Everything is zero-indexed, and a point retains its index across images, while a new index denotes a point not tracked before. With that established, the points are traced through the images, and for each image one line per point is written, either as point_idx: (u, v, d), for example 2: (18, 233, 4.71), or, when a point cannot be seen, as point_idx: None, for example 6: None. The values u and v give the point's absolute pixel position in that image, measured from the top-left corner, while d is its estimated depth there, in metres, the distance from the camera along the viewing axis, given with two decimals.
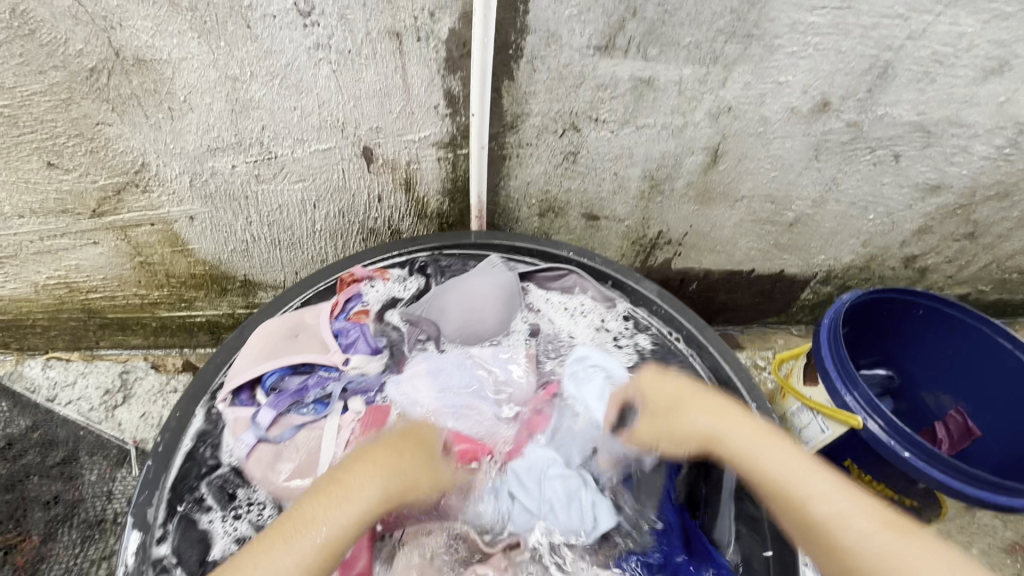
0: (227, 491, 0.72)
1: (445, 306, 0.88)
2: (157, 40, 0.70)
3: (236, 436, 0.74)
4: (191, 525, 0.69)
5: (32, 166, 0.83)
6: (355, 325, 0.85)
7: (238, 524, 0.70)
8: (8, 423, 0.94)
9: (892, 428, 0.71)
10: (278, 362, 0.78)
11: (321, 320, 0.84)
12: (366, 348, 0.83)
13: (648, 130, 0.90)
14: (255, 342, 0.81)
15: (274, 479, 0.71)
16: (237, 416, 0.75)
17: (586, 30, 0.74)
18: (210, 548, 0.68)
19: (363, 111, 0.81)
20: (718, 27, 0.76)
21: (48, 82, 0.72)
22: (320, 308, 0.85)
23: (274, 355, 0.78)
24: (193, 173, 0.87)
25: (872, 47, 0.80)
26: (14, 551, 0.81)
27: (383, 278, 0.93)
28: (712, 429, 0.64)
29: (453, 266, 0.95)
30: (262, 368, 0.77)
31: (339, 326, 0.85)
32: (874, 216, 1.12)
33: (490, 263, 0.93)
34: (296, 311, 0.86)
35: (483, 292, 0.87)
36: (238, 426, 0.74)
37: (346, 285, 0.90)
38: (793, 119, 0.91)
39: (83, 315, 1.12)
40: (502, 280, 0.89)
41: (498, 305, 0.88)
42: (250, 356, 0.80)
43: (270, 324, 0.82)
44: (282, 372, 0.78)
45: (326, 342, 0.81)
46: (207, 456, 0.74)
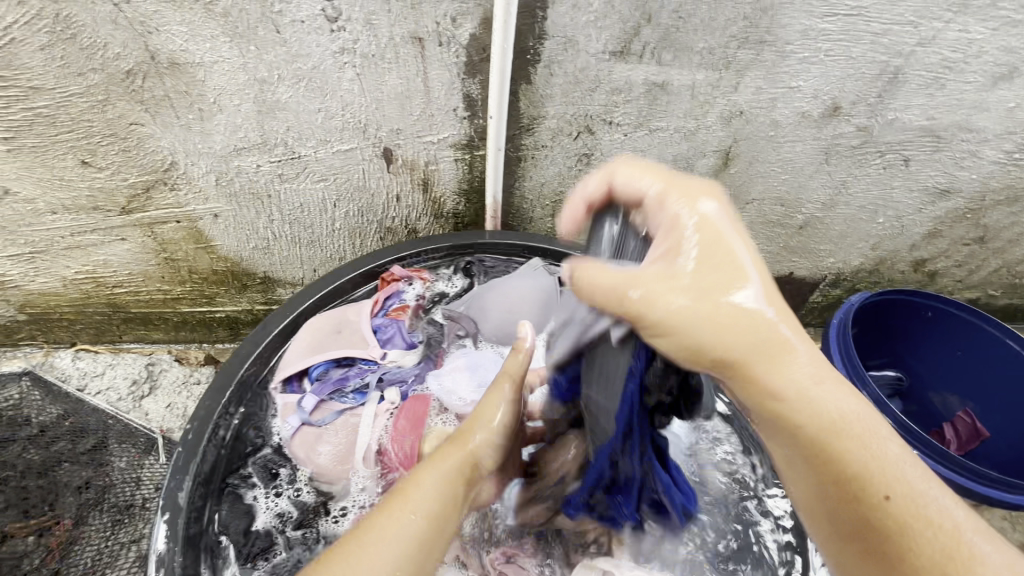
0: (270, 470, 0.80)
1: (484, 305, 0.92)
2: (191, 44, 0.73)
3: (284, 418, 0.82)
4: (238, 499, 0.76)
5: (67, 164, 0.86)
6: (392, 322, 0.93)
7: (279, 500, 0.77)
8: (38, 412, 0.90)
9: (899, 427, 0.73)
10: (324, 356, 0.85)
11: (362, 318, 0.91)
12: (402, 344, 0.92)
13: (661, 133, 0.92)
14: (302, 337, 0.86)
15: (315, 459, 0.78)
16: (286, 401, 0.83)
17: (602, 36, 0.76)
18: (254, 519, 0.75)
19: (385, 113, 0.84)
20: (732, 33, 0.78)
21: (86, 84, 0.76)
22: (362, 306, 0.92)
23: (321, 348, 0.85)
24: (219, 172, 0.90)
25: (882, 53, 0.82)
26: (47, 534, 0.79)
27: (422, 278, 0.98)
28: (746, 339, 0.47)
29: (496, 268, 1.01)
30: (309, 360, 0.84)
31: (378, 323, 0.92)
32: (884, 220, 1.14)
33: (531, 267, 0.96)
34: (340, 307, 0.91)
35: (519, 294, 0.91)
36: (286, 410, 0.82)
37: (387, 283, 0.95)
38: (804, 123, 0.92)
39: (109, 310, 1.16)
40: (540, 283, 0.92)
41: (535, 306, 0.91)
42: (296, 348, 0.86)
43: (317, 320, 0.87)
44: (326, 366, 0.86)
45: (367, 338, 0.90)
46: (252, 437, 0.81)
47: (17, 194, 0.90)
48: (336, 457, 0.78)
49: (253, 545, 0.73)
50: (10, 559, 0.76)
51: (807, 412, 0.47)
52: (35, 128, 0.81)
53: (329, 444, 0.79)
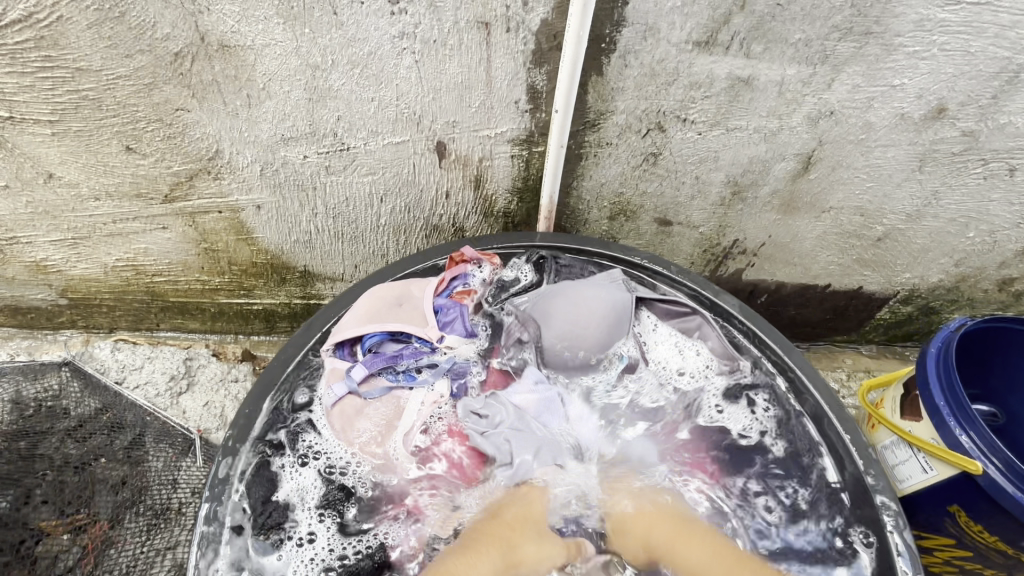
0: (297, 437, 0.75)
1: (551, 311, 0.83)
2: (243, 26, 0.68)
3: (328, 384, 0.78)
4: (265, 466, 0.72)
5: (111, 149, 0.83)
6: (456, 304, 0.86)
7: (305, 472, 0.73)
8: (77, 404, 0.87)
9: (1015, 475, 0.64)
10: (380, 327, 0.80)
11: (426, 294, 0.84)
12: (462, 330, 0.85)
13: (739, 133, 0.84)
14: (362, 303, 0.83)
15: (354, 436, 0.74)
16: (334, 366, 0.78)
17: (687, 23, 0.69)
18: (276, 489, 0.71)
19: (441, 104, 0.78)
20: (835, 23, 0.69)
21: (133, 66, 0.72)
22: (428, 282, 0.86)
23: (378, 318, 0.81)
24: (265, 162, 0.85)
25: (1006, 49, 0.72)
26: (80, 532, 0.75)
27: (491, 262, 0.90)
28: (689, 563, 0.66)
29: (572, 269, 0.91)
30: (363, 328, 0.80)
31: (440, 302, 0.86)
32: (975, 234, 1.03)
33: (609, 276, 0.87)
34: (404, 279, 0.87)
35: (591, 304, 0.83)
36: (334, 375, 0.78)
37: (456, 263, 0.89)
38: (901, 126, 0.83)
39: (147, 298, 1.14)
40: (616, 301, 0.84)
41: (605, 328, 0.83)
42: (355, 313, 0.82)
43: (381, 288, 0.84)
44: (380, 338, 0.81)
45: (426, 316, 0.83)
46: (287, 406, 0.76)
47: (60, 178, 0.87)
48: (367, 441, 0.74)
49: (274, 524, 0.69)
50: (45, 557, 0.72)
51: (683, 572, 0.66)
52: (80, 111, 0.77)
53: (364, 428, 0.75)
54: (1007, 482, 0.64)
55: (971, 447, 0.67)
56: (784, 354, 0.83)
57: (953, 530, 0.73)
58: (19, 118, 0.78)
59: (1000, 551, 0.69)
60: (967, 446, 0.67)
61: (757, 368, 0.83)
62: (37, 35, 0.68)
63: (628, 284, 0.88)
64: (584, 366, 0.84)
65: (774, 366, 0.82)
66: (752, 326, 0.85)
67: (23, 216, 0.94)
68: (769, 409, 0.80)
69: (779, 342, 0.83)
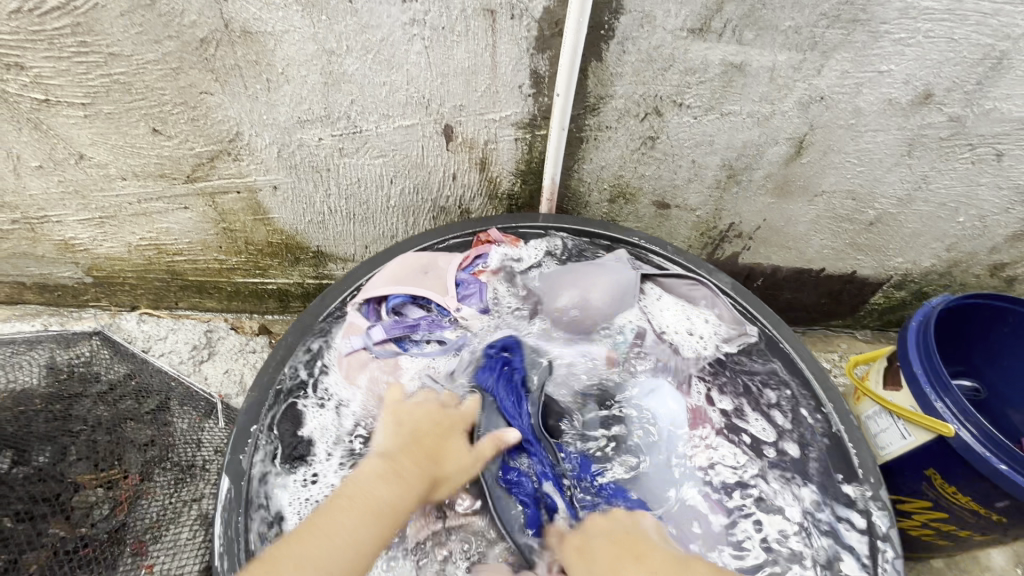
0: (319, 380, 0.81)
1: (558, 285, 0.89)
2: (264, 13, 0.72)
3: (347, 336, 0.84)
4: (291, 406, 0.79)
5: (139, 131, 0.88)
6: (475, 280, 0.90)
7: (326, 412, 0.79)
8: (107, 370, 0.95)
9: (987, 437, 0.68)
10: (403, 289, 0.85)
11: (450, 267, 0.89)
12: (479, 305, 0.89)
13: (733, 118, 0.87)
14: (390, 269, 0.88)
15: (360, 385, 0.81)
16: (356, 321, 0.85)
17: (682, 11, 0.73)
18: (301, 425, 0.78)
19: (449, 88, 0.82)
20: (823, 11, 0.73)
21: (162, 51, 0.77)
22: (454, 256, 0.91)
23: (402, 281, 0.86)
24: (282, 144, 0.90)
25: (988, 36, 0.75)
26: (114, 486, 0.80)
27: (513, 245, 0.94)
28: None
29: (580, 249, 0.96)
30: (388, 289, 0.85)
31: (462, 277, 0.90)
32: (965, 219, 1.06)
33: (615, 257, 0.92)
34: (434, 253, 0.92)
35: (597, 281, 0.88)
36: (352, 330, 0.84)
37: (481, 243, 0.94)
38: (890, 111, 0.86)
39: (167, 277, 1.19)
40: (622, 276, 0.88)
41: (607, 300, 0.87)
42: (382, 276, 0.88)
43: (407, 258, 0.89)
44: (403, 300, 0.86)
45: (447, 287, 0.88)
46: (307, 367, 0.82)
47: (90, 159, 0.93)
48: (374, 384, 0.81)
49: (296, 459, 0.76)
50: (81, 508, 0.76)
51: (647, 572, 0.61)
52: (111, 94, 0.83)
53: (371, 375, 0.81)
54: (979, 444, 0.68)
55: (945, 412, 0.71)
56: (773, 328, 0.87)
57: (931, 491, 0.77)
58: (53, 101, 0.83)
59: (977, 512, 0.73)
60: (942, 412, 0.71)
61: (755, 346, 0.86)
62: (74, 22, 0.73)
63: (633, 263, 0.93)
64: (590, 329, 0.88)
65: (775, 343, 0.86)
66: (743, 302, 0.90)
67: (54, 195, 0.99)
68: (767, 386, 0.83)
69: (767, 317, 0.88)
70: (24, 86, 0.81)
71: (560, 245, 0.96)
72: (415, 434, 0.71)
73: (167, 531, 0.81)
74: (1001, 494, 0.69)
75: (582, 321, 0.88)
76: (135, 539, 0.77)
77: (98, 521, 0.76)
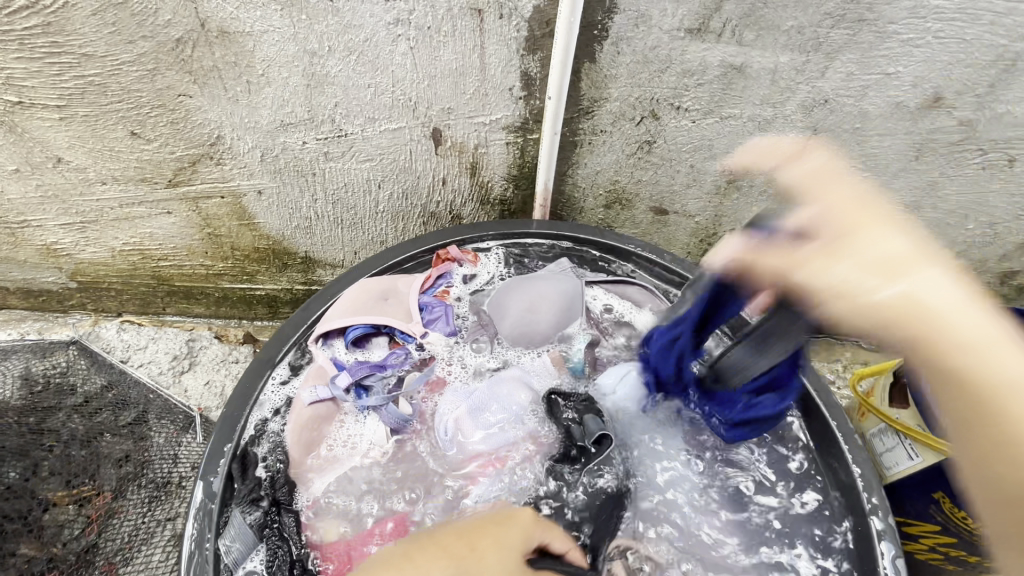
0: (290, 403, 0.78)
1: (503, 307, 0.86)
2: (241, 12, 0.69)
3: (311, 382, 0.78)
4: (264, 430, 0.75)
5: (117, 134, 0.85)
6: (439, 303, 0.87)
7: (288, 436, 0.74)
8: (83, 381, 0.91)
9: None
10: (363, 320, 0.81)
11: (411, 290, 0.86)
12: (445, 328, 0.85)
13: (733, 121, 0.84)
14: (349, 295, 0.84)
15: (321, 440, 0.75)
16: (319, 367, 0.79)
17: (678, 11, 0.69)
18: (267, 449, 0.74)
19: (436, 90, 0.79)
20: (827, 10, 0.69)
21: (137, 52, 0.74)
22: (414, 278, 0.87)
23: (364, 311, 0.82)
24: (265, 148, 0.87)
25: (1002, 36, 0.72)
26: (85, 504, 0.77)
27: (472, 261, 0.91)
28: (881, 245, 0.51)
29: (533, 260, 0.93)
30: (348, 320, 0.81)
31: (424, 300, 0.87)
32: (976, 226, 1.02)
33: (558, 267, 0.90)
34: (391, 275, 0.88)
35: (544, 294, 0.85)
36: (319, 377, 0.78)
37: (441, 261, 0.90)
38: (897, 115, 0.83)
39: (153, 282, 1.17)
40: (566, 288, 0.86)
41: (556, 312, 0.85)
42: (342, 304, 0.83)
43: (365, 283, 0.85)
44: (364, 330, 0.81)
45: (410, 312, 0.85)
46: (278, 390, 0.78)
47: (68, 163, 0.90)
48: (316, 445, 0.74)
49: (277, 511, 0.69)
50: (52, 526, 0.74)
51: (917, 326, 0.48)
52: (86, 96, 0.80)
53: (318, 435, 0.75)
54: None
55: None
56: None
57: (942, 516, 0.74)
58: (27, 104, 0.80)
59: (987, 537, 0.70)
60: None
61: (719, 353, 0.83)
62: (43, 21, 0.70)
63: (576, 271, 0.91)
64: (543, 342, 0.85)
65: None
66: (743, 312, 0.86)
67: (33, 200, 0.97)
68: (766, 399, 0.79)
69: None
70: None
71: (534, 258, 0.93)
72: (443, 533, 0.58)
73: (138, 553, 0.78)
74: None
75: (537, 337, 0.85)
76: (104, 561, 0.75)
77: (69, 540, 0.74)
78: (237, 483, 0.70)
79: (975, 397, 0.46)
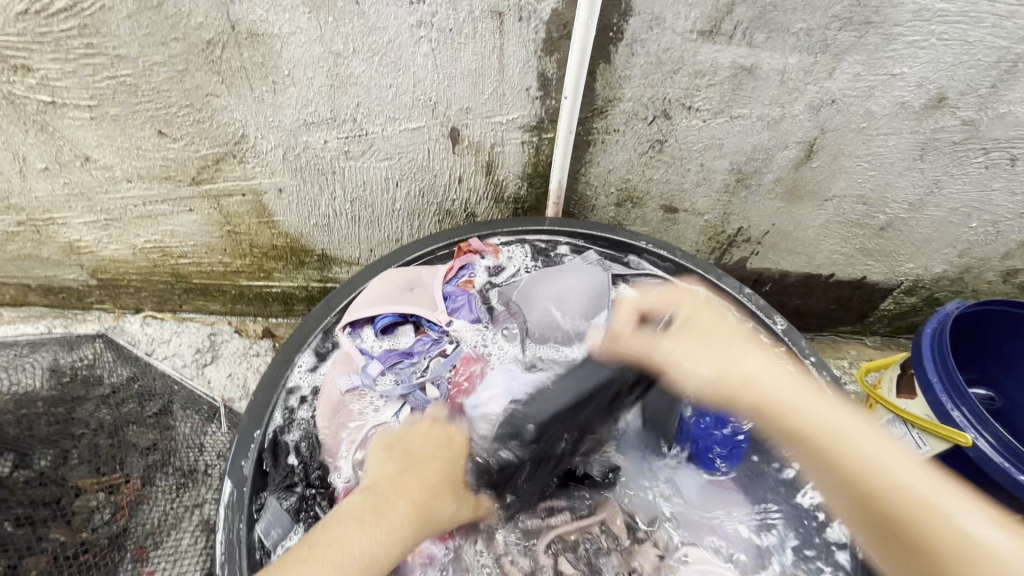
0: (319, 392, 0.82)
1: (532, 298, 0.89)
2: (271, 15, 0.72)
3: (343, 368, 0.81)
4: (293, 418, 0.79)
5: (145, 133, 0.88)
6: (463, 292, 0.89)
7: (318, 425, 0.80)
8: (110, 373, 0.94)
9: (1005, 447, 0.66)
10: (391, 308, 0.83)
11: (436, 281, 0.89)
12: (469, 316, 0.88)
13: (742, 121, 0.86)
14: (374, 287, 0.86)
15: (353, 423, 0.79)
16: (348, 352, 0.82)
17: (691, 14, 0.72)
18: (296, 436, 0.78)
19: (455, 91, 0.82)
20: (835, 13, 0.72)
21: (168, 53, 0.77)
22: (438, 270, 0.90)
23: (390, 300, 0.84)
24: (287, 147, 0.90)
25: (1003, 38, 0.74)
26: (115, 491, 0.80)
27: (494, 255, 0.94)
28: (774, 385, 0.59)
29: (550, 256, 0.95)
30: (375, 310, 0.83)
31: (449, 290, 0.89)
32: (978, 224, 1.04)
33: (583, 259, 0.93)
34: (415, 266, 0.91)
35: (571, 284, 0.88)
36: (348, 363, 0.82)
37: (463, 253, 0.92)
38: (902, 114, 0.85)
39: (172, 280, 1.19)
40: (593, 279, 0.89)
41: (583, 302, 0.87)
42: (367, 296, 0.85)
43: (391, 273, 0.88)
44: (391, 319, 0.84)
45: (435, 301, 0.87)
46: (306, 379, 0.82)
47: (96, 161, 0.92)
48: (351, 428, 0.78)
49: (310, 495, 0.75)
50: (83, 512, 0.77)
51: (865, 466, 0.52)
52: (117, 96, 0.82)
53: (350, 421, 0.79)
54: (997, 455, 0.66)
55: (962, 421, 0.69)
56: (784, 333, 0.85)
57: None
58: (59, 103, 0.83)
59: None
60: (959, 421, 0.69)
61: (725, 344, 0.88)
62: (80, 24, 0.73)
63: (603, 263, 0.93)
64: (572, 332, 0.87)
65: None
66: (753, 307, 0.88)
67: (59, 197, 0.99)
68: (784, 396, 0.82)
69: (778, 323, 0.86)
70: (31, 88, 0.81)
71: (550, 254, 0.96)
72: (399, 474, 0.65)
73: (168, 536, 0.80)
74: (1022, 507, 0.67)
75: (566, 328, 0.87)
76: (135, 545, 0.77)
77: (99, 525, 0.77)
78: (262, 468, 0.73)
79: (870, 497, 0.51)
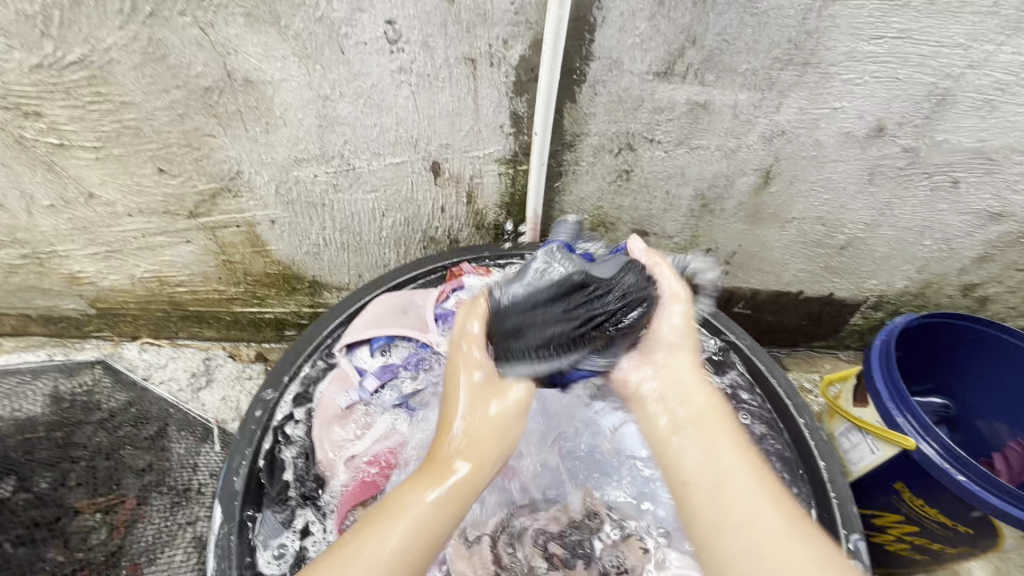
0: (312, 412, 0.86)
1: None
2: (264, 64, 0.79)
3: (339, 386, 0.86)
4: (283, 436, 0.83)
5: (145, 171, 0.94)
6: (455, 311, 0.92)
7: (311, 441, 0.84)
8: (108, 399, 0.99)
9: (947, 452, 0.71)
10: (386, 330, 0.89)
11: (428, 302, 0.93)
12: None
13: (702, 151, 0.93)
14: (371, 309, 0.92)
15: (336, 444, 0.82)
16: (343, 373, 0.87)
17: (646, 57, 0.79)
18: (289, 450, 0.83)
19: (435, 128, 0.89)
20: (775, 56, 0.80)
21: (169, 99, 0.83)
22: (430, 292, 0.95)
23: (385, 322, 0.89)
24: (280, 181, 0.96)
25: (930, 75, 0.82)
26: (112, 511, 0.85)
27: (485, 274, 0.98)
28: (724, 502, 0.54)
29: None
30: (371, 331, 0.88)
31: (441, 310, 0.92)
32: (932, 242, 1.11)
33: None
34: (409, 290, 0.96)
35: None
36: (342, 383, 0.87)
37: (455, 277, 0.98)
38: (848, 143, 0.92)
39: (168, 307, 1.24)
40: None
41: None
42: (364, 317, 0.91)
43: (387, 298, 0.93)
44: (385, 340, 0.89)
45: (427, 323, 0.91)
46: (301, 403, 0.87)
47: (99, 197, 0.98)
48: (339, 445, 0.82)
49: (302, 507, 0.79)
50: (80, 532, 0.82)
51: (714, 501, 0.54)
52: (121, 138, 0.89)
53: (338, 435, 0.83)
54: (940, 459, 0.72)
55: (907, 427, 0.75)
56: (748, 349, 0.90)
57: (909, 506, 0.80)
58: (67, 146, 0.89)
59: (946, 524, 0.77)
60: (903, 427, 0.75)
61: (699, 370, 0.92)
62: (89, 75, 0.80)
63: None
64: None
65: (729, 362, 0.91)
66: (718, 324, 0.93)
67: (64, 231, 1.05)
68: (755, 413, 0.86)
69: (743, 338, 0.92)
70: (41, 132, 0.87)
71: None
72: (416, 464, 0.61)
73: (162, 554, 0.84)
74: (965, 505, 0.72)
75: None
76: (129, 562, 0.81)
77: (95, 544, 0.81)
78: (252, 485, 0.76)
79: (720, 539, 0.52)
